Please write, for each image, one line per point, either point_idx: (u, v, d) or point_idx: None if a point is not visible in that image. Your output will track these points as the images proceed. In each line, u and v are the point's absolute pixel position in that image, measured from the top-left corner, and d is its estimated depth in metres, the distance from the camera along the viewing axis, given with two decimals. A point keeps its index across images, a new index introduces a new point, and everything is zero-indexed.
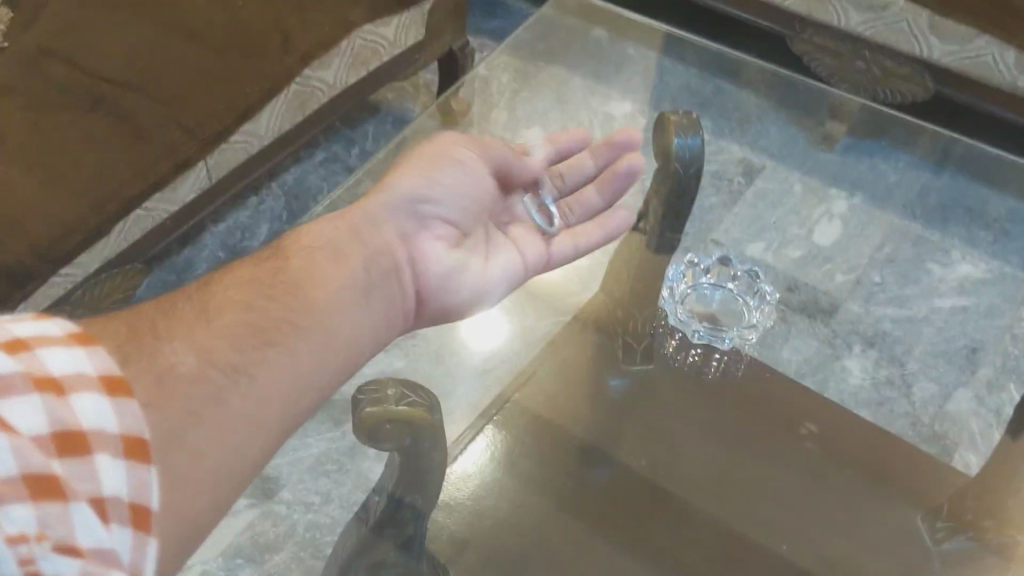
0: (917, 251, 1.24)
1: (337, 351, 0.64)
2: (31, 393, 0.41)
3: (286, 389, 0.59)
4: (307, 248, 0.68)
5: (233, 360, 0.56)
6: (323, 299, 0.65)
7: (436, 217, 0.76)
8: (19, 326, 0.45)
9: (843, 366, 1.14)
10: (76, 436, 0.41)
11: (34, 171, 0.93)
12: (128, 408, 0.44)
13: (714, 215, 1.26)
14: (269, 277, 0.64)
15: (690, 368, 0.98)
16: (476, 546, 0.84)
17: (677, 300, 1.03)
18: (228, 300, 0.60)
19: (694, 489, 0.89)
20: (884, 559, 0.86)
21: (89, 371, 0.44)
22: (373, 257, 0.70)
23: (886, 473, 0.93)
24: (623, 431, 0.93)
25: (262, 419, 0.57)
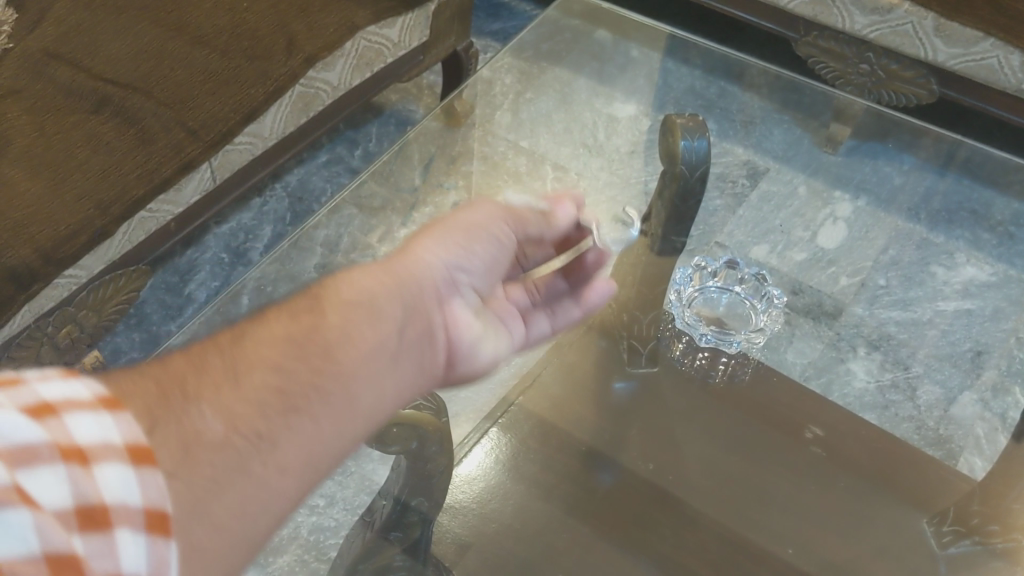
0: (922, 254, 1.24)
1: (365, 418, 0.50)
2: (55, 464, 0.33)
3: (305, 458, 0.46)
4: (344, 299, 0.52)
5: (256, 425, 0.44)
6: (359, 363, 0.50)
7: (468, 289, 0.62)
8: (43, 381, 0.36)
9: (847, 369, 1.13)
10: (99, 513, 0.33)
11: (38, 172, 0.92)
12: (154, 479, 0.36)
13: (717, 218, 1.28)
14: (301, 333, 0.49)
15: (697, 372, 1.00)
16: (479, 549, 0.83)
17: (683, 303, 1.05)
18: (255, 358, 0.46)
19: (699, 494, 0.89)
20: (890, 563, 0.85)
21: (116, 439, 0.36)
22: (408, 317, 0.55)
23: (892, 478, 0.93)
24: (629, 437, 0.92)
25: (278, 494, 0.44)
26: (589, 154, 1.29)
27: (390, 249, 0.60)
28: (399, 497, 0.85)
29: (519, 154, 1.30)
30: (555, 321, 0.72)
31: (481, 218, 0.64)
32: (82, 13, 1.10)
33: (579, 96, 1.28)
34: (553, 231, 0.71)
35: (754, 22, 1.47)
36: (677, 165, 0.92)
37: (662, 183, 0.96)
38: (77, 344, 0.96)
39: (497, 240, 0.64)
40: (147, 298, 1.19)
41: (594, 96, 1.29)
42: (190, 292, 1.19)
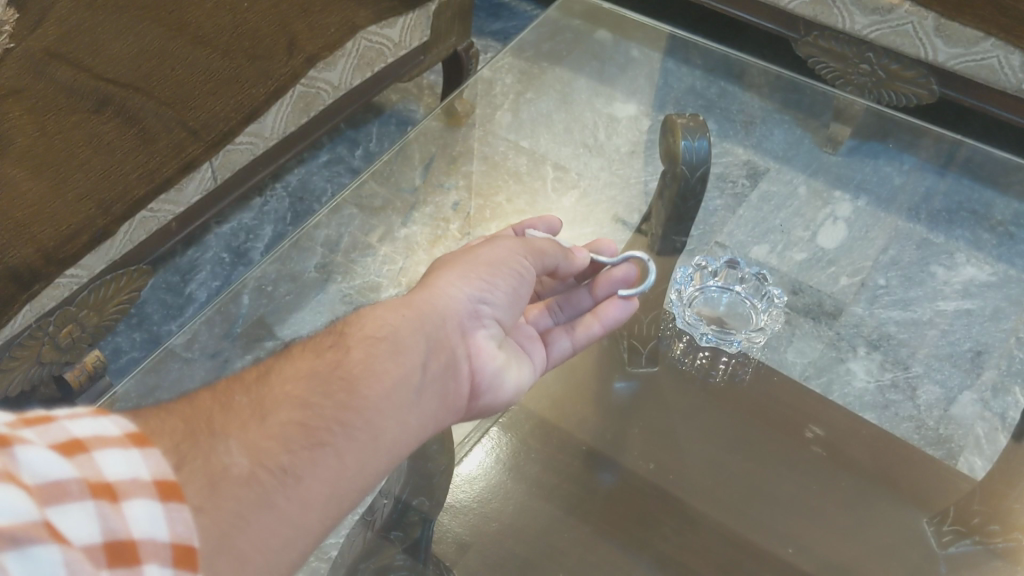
0: (921, 254, 1.22)
1: (382, 453, 0.55)
2: (85, 502, 0.36)
3: (327, 489, 0.51)
4: (368, 338, 0.58)
5: (281, 460, 0.49)
6: (378, 397, 0.56)
7: (491, 320, 0.68)
8: (77, 423, 0.40)
9: (848, 369, 1.13)
10: (128, 547, 0.36)
11: (40, 173, 0.92)
12: (180, 515, 0.39)
13: (717, 218, 1.27)
14: (327, 370, 0.55)
15: (698, 372, 1.00)
16: (479, 548, 0.83)
17: (684, 303, 1.05)
18: (281, 398, 0.52)
19: (699, 494, 0.89)
20: (890, 561, 0.85)
21: (145, 476, 0.39)
22: (429, 351, 0.61)
23: (893, 478, 0.93)
24: (629, 437, 0.93)
25: (303, 526, 0.49)
26: (589, 154, 1.26)
27: (415, 284, 0.67)
28: (400, 497, 0.86)
29: (520, 154, 1.26)
30: (575, 338, 0.81)
31: (502, 252, 0.70)
32: (82, 12, 1.10)
33: (579, 97, 1.26)
34: (568, 264, 0.78)
35: (754, 22, 1.47)
36: (678, 164, 0.93)
37: (662, 184, 0.97)
38: (78, 343, 0.95)
39: (519, 275, 0.70)
40: (147, 298, 1.19)
41: (596, 96, 1.27)
42: (191, 291, 1.19)
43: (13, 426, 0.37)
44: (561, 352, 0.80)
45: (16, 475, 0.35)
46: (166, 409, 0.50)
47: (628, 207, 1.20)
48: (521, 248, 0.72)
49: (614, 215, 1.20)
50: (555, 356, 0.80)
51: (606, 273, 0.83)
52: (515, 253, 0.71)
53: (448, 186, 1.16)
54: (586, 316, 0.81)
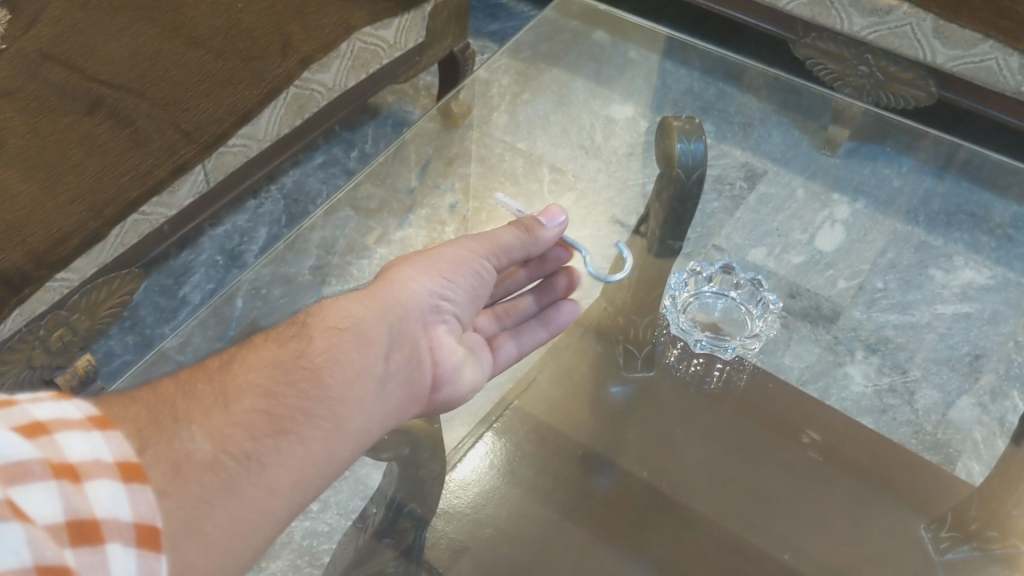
0: (920, 258, 1.22)
1: (349, 440, 0.60)
2: (48, 486, 0.41)
3: (294, 477, 0.55)
4: (331, 329, 0.62)
5: (245, 447, 0.53)
6: (341, 386, 0.60)
7: (451, 315, 0.72)
8: (40, 407, 0.44)
9: (845, 373, 1.11)
10: (88, 526, 0.41)
11: (33, 173, 0.91)
12: (142, 496, 0.44)
13: (715, 221, 1.25)
14: (290, 360, 0.59)
15: (692, 377, 0.99)
16: (474, 553, 0.83)
17: (680, 308, 1.04)
18: (244, 388, 0.56)
19: (694, 495, 0.89)
20: (886, 568, 0.85)
21: (106, 457, 0.44)
22: (394, 339, 0.65)
23: (888, 480, 0.93)
24: (625, 438, 0.92)
25: (270, 510, 0.54)
26: (586, 155, 1.26)
27: (378, 275, 0.71)
28: (395, 501, 0.86)
29: (517, 155, 1.26)
30: (521, 342, 0.85)
31: (464, 252, 0.74)
32: (76, 14, 1.09)
33: (576, 97, 1.27)
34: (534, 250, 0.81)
35: (754, 24, 1.46)
36: (675, 167, 0.92)
37: (659, 186, 0.97)
38: (70, 345, 0.94)
39: (478, 274, 0.74)
40: (141, 301, 1.17)
41: (593, 97, 1.27)
42: (187, 294, 1.18)
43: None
44: (506, 357, 0.85)
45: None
46: (133, 395, 0.54)
47: (627, 207, 1.17)
48: (485, 246, 0.76)
49: (613, 216, 1.17)
50: (501, 360, 0.84)
51: (552, 283, 0.88)
52: (477, 250, 0.75)
53: (445, 187, 1.19)
54: (531, 324, 0.87)
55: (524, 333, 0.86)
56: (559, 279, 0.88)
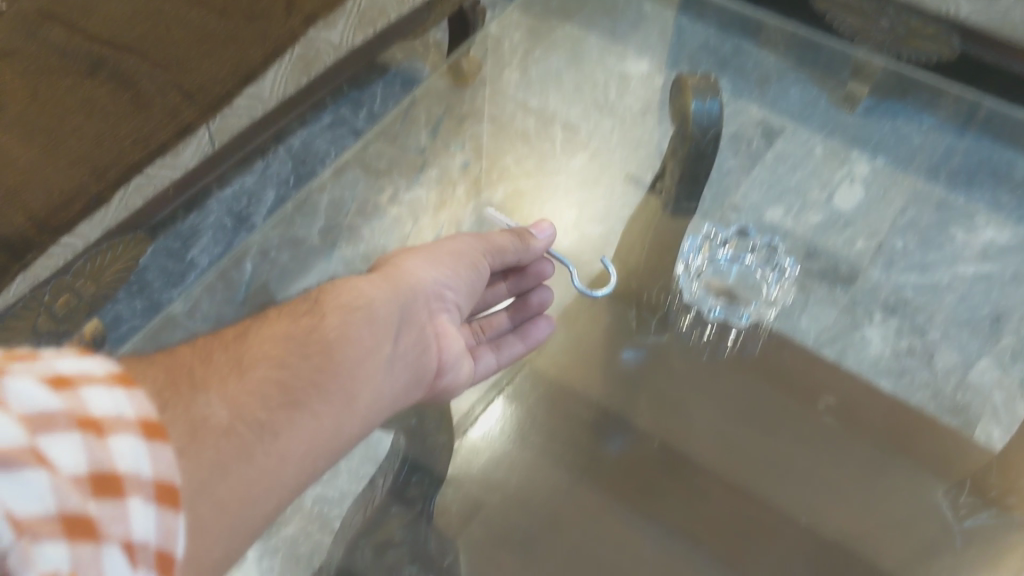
0: (940, 217, 1.15)
1: (357, 415, 0.59)
2: (73, 436, 0.38)
3: (305, 448, 0.54)
4: (344, 306, 0.62)
5: (259, 416, 0.52)
6: (352, 362, 0.59)
7: (452, 304, 0.74)
8: (63, 361, 0.42)
9: (862, 335, 1.07)
10: (110, 478, 0.38)
11: (33, 139, 0.89)
12: (162, 454, 0.41)
13: (731, 179, 1.16)
14: (303, 334, 0.58)
15: (705, 346, 1.01)
16: (487, 512, 0.85)
17: (693, 276, 1.04)
18: (258, 357, 0.55)
19: (706, 462, 0.91)
20: (897, 534, 0.86)
21: (129, 414, 0.41)
22: (402, 323, 0.66)
23: (906, 443, 0.94)
24: (637, 408, 0.95)
25: (279, 479, 0.52)
26: (600, 113, 1.21)
27: (383, 263, 0.72)
28: (406, 460, 0.87)
29: (529, 114, 1.22)
30: (500, 356, 0.90)
31: (464, 247, 0.76)
32: None
33: (589, 56, 1.22)
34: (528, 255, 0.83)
35: None
36: (690, 127, 0.89)
37: (674, 145, 0.95)
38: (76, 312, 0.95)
39: (476, 270, 0.76)
40: (148, 265, 1.15)
41: (607, 55, 1.22)
42: (194, 258, 1.17)
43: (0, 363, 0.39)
44: (487, 367, 0.89)
45: (9, 404, 0.36)
46: (151, 361, 0.53)
47: (641, 163, 1.14)
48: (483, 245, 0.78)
49: (626, 174, 1.15)
50: (483, 370, 0.88)
51: (526, 297, 0.92)
52: (476, 248, 0.77)
53: (454, 148, 1.18)
54: (509, 338, 0.91)
55: (502, 344, 0.90)
56: (535, 295, 0.93)
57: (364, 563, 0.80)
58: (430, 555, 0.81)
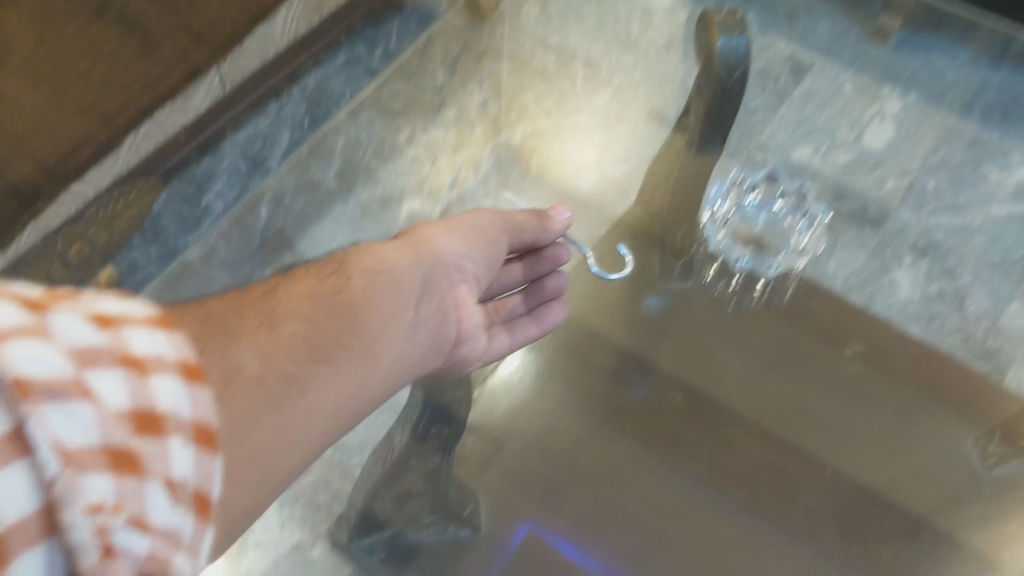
0: (973, 155, 1.06)
1: (378, 377, 0.58)
2: (116, 371, 0.36)
3: (329, 405, 0.53)
4: (368, 270, 0.61)
5: (288, 369, 0.50)
6: (374, 325, 0.58)
7: (472, 276, 0.72)
8: (104, 305, 0.41)
9: (891, 280, 1.02)
10: (151, 413, 0.36)
11: (38, 83, 0.87)
12: (200, 396, 0.40)
13: (757, 118, 1.09)
14: (329, 295, 0.57)
15: (731, 297, 0.99)
16: (501, 458, 0.88)
17: (719, 224, 1.02)
18: (287, 313, 0.53)
19: (734, 410, 0.91)
20: (927, 483, 0.87)
21: (168, 356, 0.40)
22: (424, 291, 0.65)
23: (938, 385, 0.93)
24: (660, 355, 0.94)
25: (305, 435, 0.51)
26: (621, 50, 1.15)
27: (404, 231, 0.70)
28: (427, 407, 0.88)
29: (549, 52, 1.16)
30: (512, 337, 0.87)
31: (486, 221, 0.75)
32: None
33: None
34: (547, 235, 0.82)
35: None
36: (715, 65, 0.87)
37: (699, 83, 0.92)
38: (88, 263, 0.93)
39: (497, 244, 0.75)
40: None
41: None
42: None
43: (44, 302, 0.38)
44: (500, 348, 0.86)
45: (52, 337, 0.35)
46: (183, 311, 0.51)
47: (667, 100, 1.10)
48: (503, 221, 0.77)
49: (650, 111, 1.11)
50: (496, 349, 0.85)
51: (542, 280, 0.90)
52: (497, 223, 0.76)
53: (472, 86, 1.15)
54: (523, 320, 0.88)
55: (515, 325, 0.88)
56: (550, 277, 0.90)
57: (386, 513, 0.83)
58: (449, 507, 0.84)
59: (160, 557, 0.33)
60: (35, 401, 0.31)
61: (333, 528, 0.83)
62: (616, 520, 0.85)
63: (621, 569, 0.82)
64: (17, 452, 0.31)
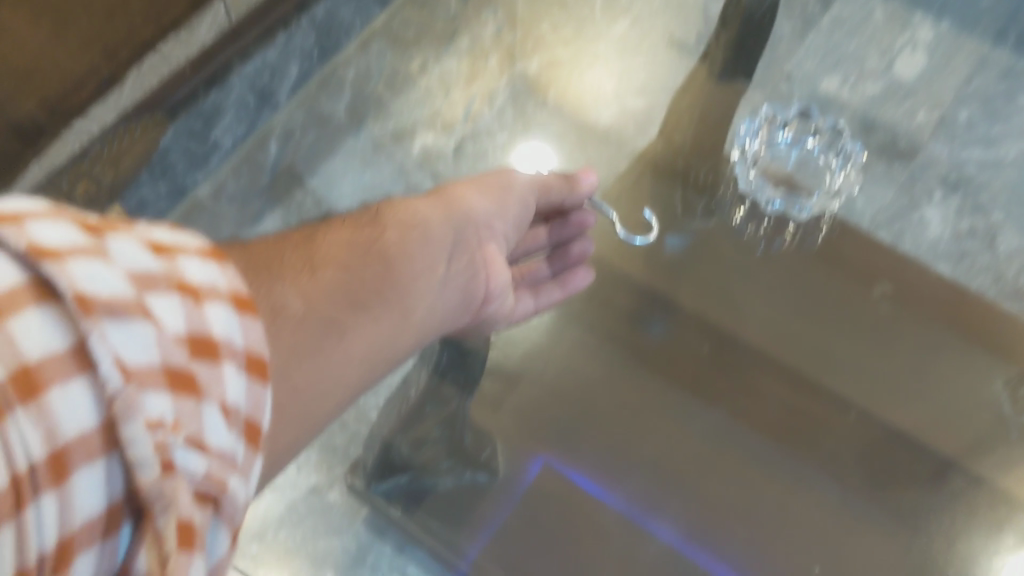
0: (1009, 85, 1.03)
1: (412, 331, 0.56)
2: (172, 295, 0.36)
3: (364, 353, 0.51)
4: (403, 222, 0.59)
5: (328, 311, 0.49)
6: (409, 277, 0.56)
7: (502, 234, 0.70)
8: (157, 233, 0.41)
9: (921, 217, 0.97)
10: (206, 339, 0.37)
11: (39, 20, 0.75)
12: (252, 327, 0.40)
13: (783, 46, 1.04)
14: (366, 243, 0.55)
15: (760, 241, 0.96)
16: (522, 389, 0.88)
17: (749, 163, 0.99)
18: (328, 258, 0.52)
19: (756, 351, 0.90)
20: (949, 429, 0.85)
21: (221, 286, 0.40)
22: (455, 247, 0.63)
23: (969, 323, 0.90)
24: (681, 295, 0.93)
25: (343, 380, 0.49)
26: None
27: (435, 187, 0.68)
28: (445, 353, 0.85)
29: None
30: (538, 301, 0.85)
31: (512, 180, 0.72)
32: None
33: None
34: (574, 197, 0.79)
35: None
36: None
37: None
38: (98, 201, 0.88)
39: (524, 203, 0.72)
40: None
41: None
42: None
43: (99, 224, 0.38)
44: (525, 313, 0.84)
45: (113, 257, 0.35)
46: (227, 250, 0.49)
47: (686, 25, 1.07)
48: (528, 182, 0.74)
49: (670, 38, 1.08)
50: (520, 314, 0.83)
51: (569, 242, 0.86)
52: (523, 184, 0.73)
53: (487, 13, 1.10)
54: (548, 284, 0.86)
55: (541, 289, 0.85)
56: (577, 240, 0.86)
57: (403, 459, 0.82)
58: (467, 451, 0.84)
59: (213, 479, 0.35)
60: (97, 317, 0.32)
61: (348, 474, 0.83)
62: (638, 464, 0.85)
63: (642, 509, 0.83)
64: (79, 368, 0.31)
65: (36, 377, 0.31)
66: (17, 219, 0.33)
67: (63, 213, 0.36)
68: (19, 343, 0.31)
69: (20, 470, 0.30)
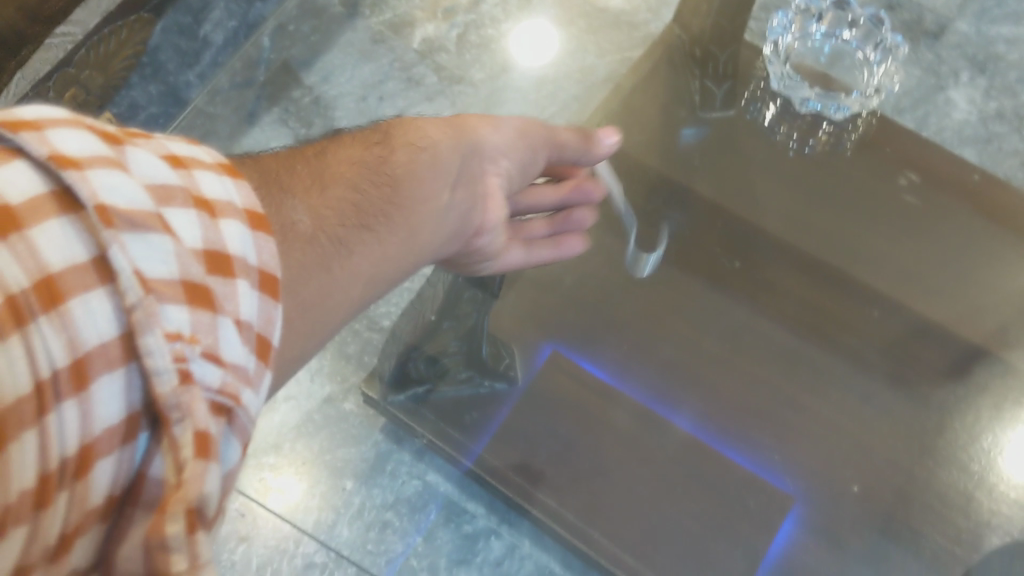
0: None
1: (415, 254, 0.52)
2: (190, 206, 0.34)
3: (369, 274, 0.48)
4: (411, 144, 0.54)
5: (338, 232, 0.46)
6: (419, 201, 0.52)
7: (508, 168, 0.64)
8: (173, 144, 0.38)
9: (948, 98, 0.97)
10: (223, 254, 0.34)
11: None
12: (266, 245, 0.37)
13: None
14: (375, 164, 0.52)
15: (793, 142, 0.91)
16: (531, 275, 0.86)
17: (782, 58, 0.93)
18: (337, 175, 0.49)
19: (776, 245, 0.87)
20: (976, 317, 0.82)
21: (237, 202, 0.37)
22: (465, 170, 0.58)
23: (992, 207, 0.87)
24: (698, 187, 0.89)
25: (348, 301, 0.46)
26: None
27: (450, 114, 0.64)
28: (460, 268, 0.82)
29: None
30: (558, 251, 0.77)
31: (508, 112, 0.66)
32: None
33: None
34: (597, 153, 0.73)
35: None
36: None
37: None
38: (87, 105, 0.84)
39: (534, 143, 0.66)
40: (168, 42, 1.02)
41: None
42: None
43: (118, 132, 0.35)
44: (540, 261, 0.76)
45: (129, 165, 0.33)
46: (235, 163, 0.47)
47: None
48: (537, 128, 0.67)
49: None
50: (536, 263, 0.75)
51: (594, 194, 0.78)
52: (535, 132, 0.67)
53: None
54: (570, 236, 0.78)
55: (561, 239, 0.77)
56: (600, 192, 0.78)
57: (420, 373, 0.81)
58: (484, 363, 0.83)
59: (229, 393, 0.32)
60: (117, 229, 0.30)
61: (365, 386, 0.81)
62: (653, 366, 0.83)
63: (659, 397, 0.82)
64: (100, 278, 0.29)
65: (55, 285, 0.28)
66: (35, 122, 0.31)
67: (82, 118, 0.34)
68: (38, 249, 0.29)
69: (41, 376, 0.28)
